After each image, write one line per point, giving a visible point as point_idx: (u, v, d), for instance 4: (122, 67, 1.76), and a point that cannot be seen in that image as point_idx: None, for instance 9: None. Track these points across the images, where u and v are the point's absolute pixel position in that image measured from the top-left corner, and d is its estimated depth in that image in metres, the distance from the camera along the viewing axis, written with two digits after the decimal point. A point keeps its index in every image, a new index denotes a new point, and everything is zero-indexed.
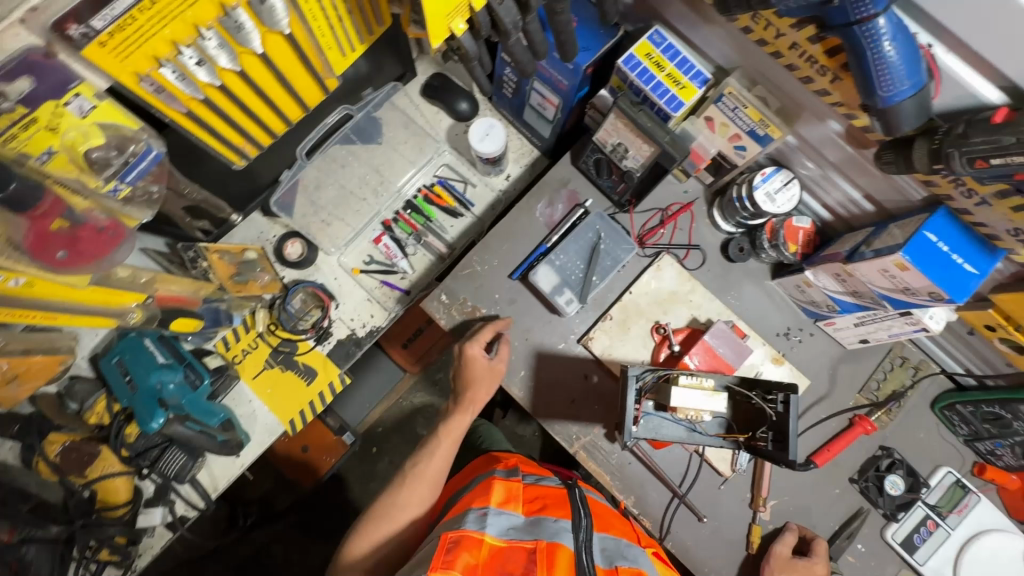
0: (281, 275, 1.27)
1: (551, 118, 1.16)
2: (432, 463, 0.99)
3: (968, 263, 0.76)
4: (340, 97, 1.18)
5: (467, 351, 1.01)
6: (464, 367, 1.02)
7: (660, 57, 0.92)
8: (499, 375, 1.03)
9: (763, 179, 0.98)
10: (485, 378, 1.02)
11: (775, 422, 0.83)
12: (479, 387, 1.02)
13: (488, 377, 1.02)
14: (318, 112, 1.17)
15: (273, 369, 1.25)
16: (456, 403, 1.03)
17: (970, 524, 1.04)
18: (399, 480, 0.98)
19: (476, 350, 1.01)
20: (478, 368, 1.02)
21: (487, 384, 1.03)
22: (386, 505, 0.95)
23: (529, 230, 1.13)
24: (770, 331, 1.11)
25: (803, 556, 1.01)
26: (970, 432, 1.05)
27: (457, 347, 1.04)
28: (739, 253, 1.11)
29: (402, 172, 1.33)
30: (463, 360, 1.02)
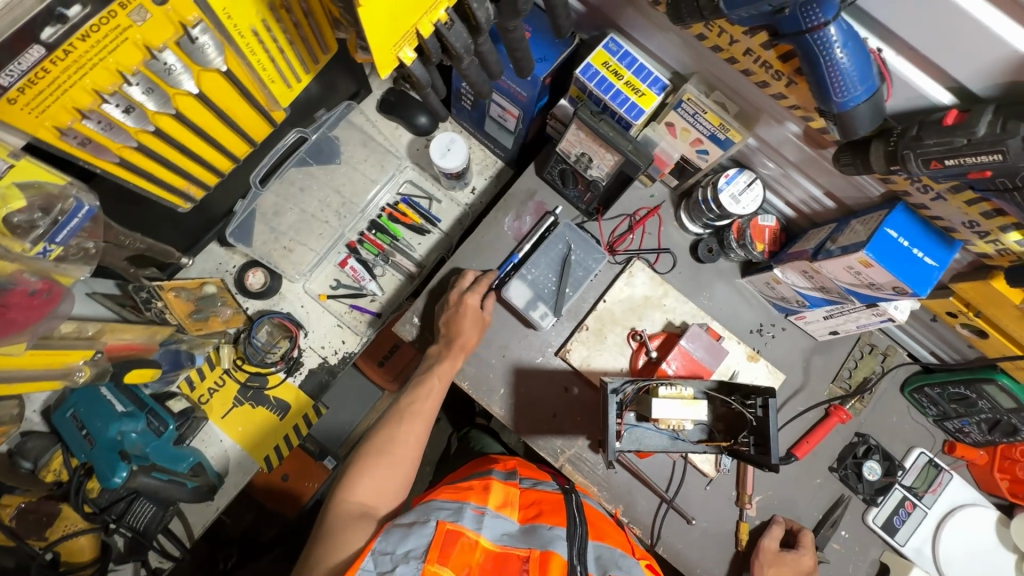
0: (245, 307, 1.22)
1: (512, 129, 1.15)
2: (427, 403, 1.01)
3: (928, 256, 0.77)
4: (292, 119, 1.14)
5: (466, 300, 1.03)
6: (458, 315, 1.03)
7: (618, 66, 0.91)
8: (487, 323, 1.05)
9: (727, 181, 0.99)
10: (475, 326, 1.03)
11: (756, 426, 0.83)
12: (468, 331, 1.03)
13: (477, 322, 1.04)
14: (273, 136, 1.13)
15: (243, 407, 1.20)
16: (447, 347, 1.03)
17: (945, 501, 1.08)
18: (397, 417, 0.99)
19: (474, 300, 1.03)
20: (473, 315, 1.03)
21: (477, 330, 1.04)
22: (386, 440, 0.96)
23: (498, 244, 1.12)
24: (743, 329, 1.12)
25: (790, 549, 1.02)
26: (939, 412, 1.08)
27: (454, 294, 1.05)
28: (709, 254, 1.11)
29: (363, 192, 1.30)
30: (458, 309, 1.03)
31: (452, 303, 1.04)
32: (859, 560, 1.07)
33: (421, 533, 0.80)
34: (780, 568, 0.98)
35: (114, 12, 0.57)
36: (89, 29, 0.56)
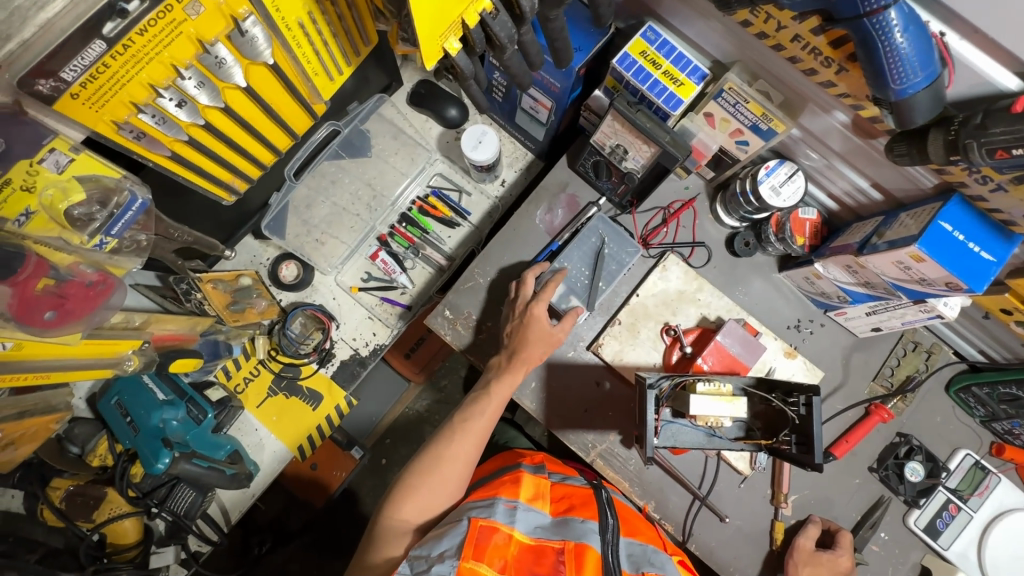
0: (279, 299, 1.24)
1: (544, 121, 1.14)
2: (480, 421, 0.97)
3: (984, 251, 0.74)
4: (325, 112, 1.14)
5: (533, 310, 0.99)
6: (525, 328, 0.99)
7: (656, 55, 0.90)
8: (555, 344, 1.00)
9: (768, 173, 0.96)
10: (541, 342, 0.99)
11: (798, 424, 0.81)
12: (537, 347, 0.98)
13: (546, 341, 0.99)
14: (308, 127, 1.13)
15: (277, 397, 1.23)
16: (508, 359, 0.99)
17: (991, 505, 1.04)
18: (448, 433, 0.96)
19: (539, 309, 0.99)
20: (540, 329, 0.98)
21: (543, 347, 0.99)
22: (436, 458, 0.93)
23: (530, 237, 1.11)
24: (780, 325, 1.09)
25: (827, 549, 1.00)
26: (987, 413, 1.04)
27: (522, 302, 1.01)
28: (745, 248, 1.09)
29: (394, 185, 1.31)
30: (524, 319, 0.99)
31: (517, 313, 1.00)
32: (899, 562, 1.04)
33: (455, 533, 0.81)
34: (818, 569, 0.96)
35: (169, 6, 0.58)
36: (147, 23, 0.57)
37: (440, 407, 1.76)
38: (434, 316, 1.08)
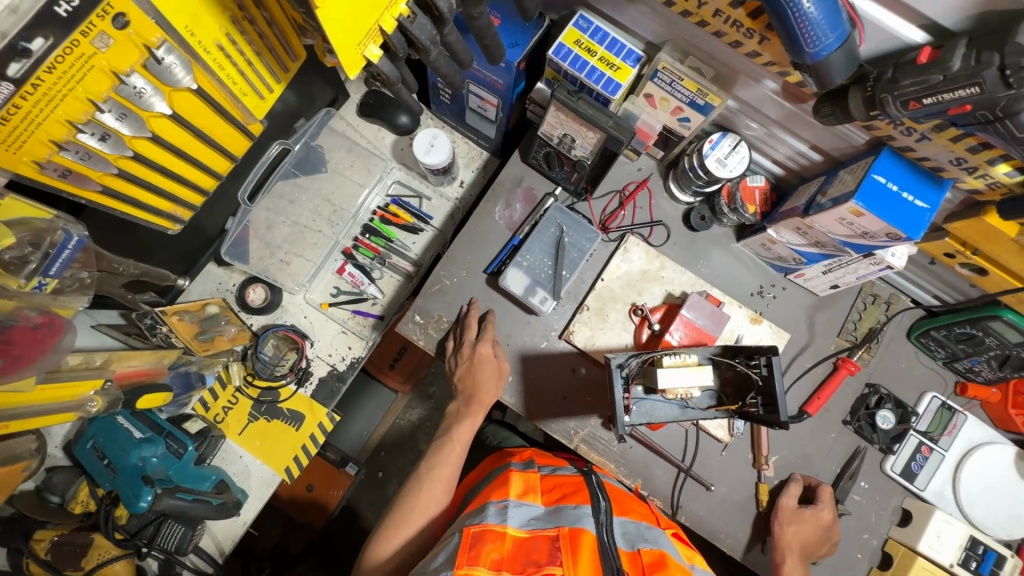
0: (250, 324, 1.24)
1: (493, 118, 1.15)
2: (447, 467, 0.97)
3: (918, 199, 0.77)
4: (273, 129, 1.13)
5: (478, 350, 1.04)
6: (471, 368, 1.03)
7: (590, 42, 0.91)
8: (505, 376, 1.05)
9: (712, 146, 0.98)
10: (491, 380, 1.03)
11: (762, 386, 0.84)
12: (487, 386, 1.03)
13: (496, 376, 1.04)
14: (256, 149, 1.15)
15: (259, 422, 1.22)
16: (466, 404, 1.03)
17: (960, 442, 1.07)
18: (417, 479, 0.95)
19: (485, 348, 1.04)
20: (487, 367, 1.04)
21: (495, 384, 1.03)
22: (408, 507, 0.92)
23: (492, 234, 1.12)
24: (743, 293, 1.12)
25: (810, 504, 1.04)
26: (947, 354, 1.08)
27: (465, 346, 1.05)
28: (701, 221, 1.11)
29: (353, 198, 1.31)
30: (472, 361, 1.03)
31: (465, 356, 1.04)
32: (881, 509, 1.07)
33: (449, 547, 0.78)
34: (802, 526, 1.00)
35: (77, 41, 0.58)
36: (55, 60, 0.57)
37: (430, 413, 1.77)
38: (405, 322, 1.09)
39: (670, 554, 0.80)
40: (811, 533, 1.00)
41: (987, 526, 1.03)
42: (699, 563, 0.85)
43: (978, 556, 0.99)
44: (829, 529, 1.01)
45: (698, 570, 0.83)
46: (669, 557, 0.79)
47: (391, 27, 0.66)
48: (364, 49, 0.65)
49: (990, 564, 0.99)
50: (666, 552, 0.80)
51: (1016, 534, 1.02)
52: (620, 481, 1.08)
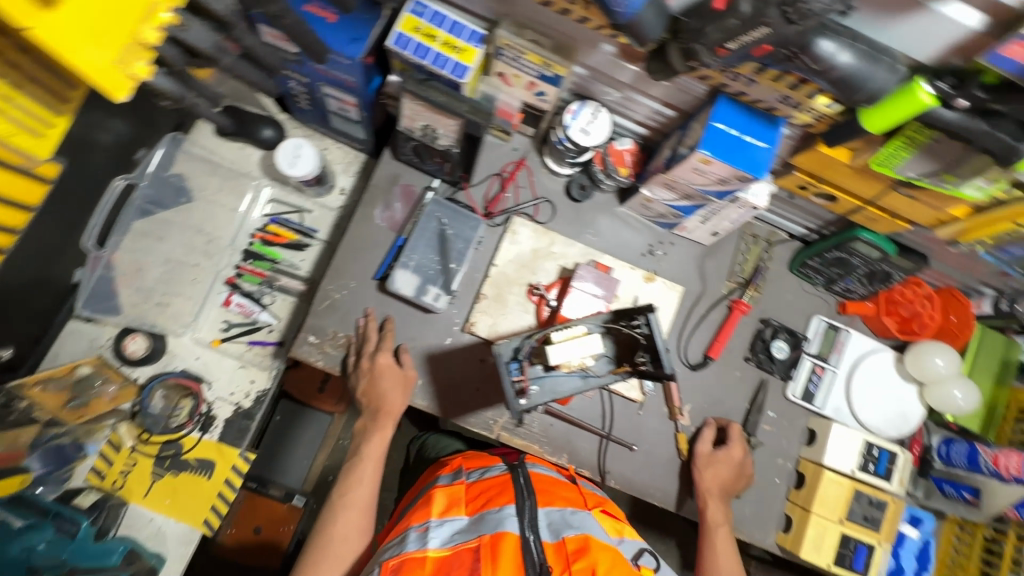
0: (136, 377, 1.14)
1: (357, 119, 1.11)
2: (361, 488, 0.95)
3: (758, 139, 0.80)
4: (105, 162, 1.07)
5: (378, 361, 1.01)
6: (373, 380, 1.01)
7: (429, 28, 0.88)
8: (412, 384, 1.03)
9: (573, 117, 0.98)
10: (396, 389, 1.01)
11: (647, 344, 0.87)
12: (393, 395, 1.00)
13: (402, 387, 1.02)
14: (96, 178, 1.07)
15: (164, 479, 1.12)
16: (373, 419, 1.01)
17: (848, 358, 1.15)
18: (331, 509, 0.93)
19: (385, 358, 1.01)
20: (389, 376, 1.01)
21: (401, 392, 1.01)
22: (324, 539, 0.91)
23: (375, 239, 1.08)
24: (634, 254, 1.14)
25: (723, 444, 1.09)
26: (825, 278, 1.16)
27: (363, 359, 1.02)
28: (582, 191, 1.12)
29: (229, 224, 1.22)
30: (373, 372, 1.00)
31: (364, 369, 1.01)
32: (790, 433, 1.14)
33: None
34: (717, 467, 1.05)
35: None
36: None
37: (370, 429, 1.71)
38: (300, 345, 1.04)
39: (594, 537, 0.81)
40: (727, 473, 1.05)
41: (879, 428, 1.12)
42: (627, 534, 0.88)
43: (874, 458, 1.06)
44: (743, 467, 1.07)
45: (625, 542, 0.86)
46: (592, 540, 0.80)
47: (152, 45, 0.68)
48: (127, 65, 0.66)
49: (886, 463, 1.06)
50: (589, 536, 0.81)
51: (904, 431, 1.12)
52: (553, 461, 1.08)
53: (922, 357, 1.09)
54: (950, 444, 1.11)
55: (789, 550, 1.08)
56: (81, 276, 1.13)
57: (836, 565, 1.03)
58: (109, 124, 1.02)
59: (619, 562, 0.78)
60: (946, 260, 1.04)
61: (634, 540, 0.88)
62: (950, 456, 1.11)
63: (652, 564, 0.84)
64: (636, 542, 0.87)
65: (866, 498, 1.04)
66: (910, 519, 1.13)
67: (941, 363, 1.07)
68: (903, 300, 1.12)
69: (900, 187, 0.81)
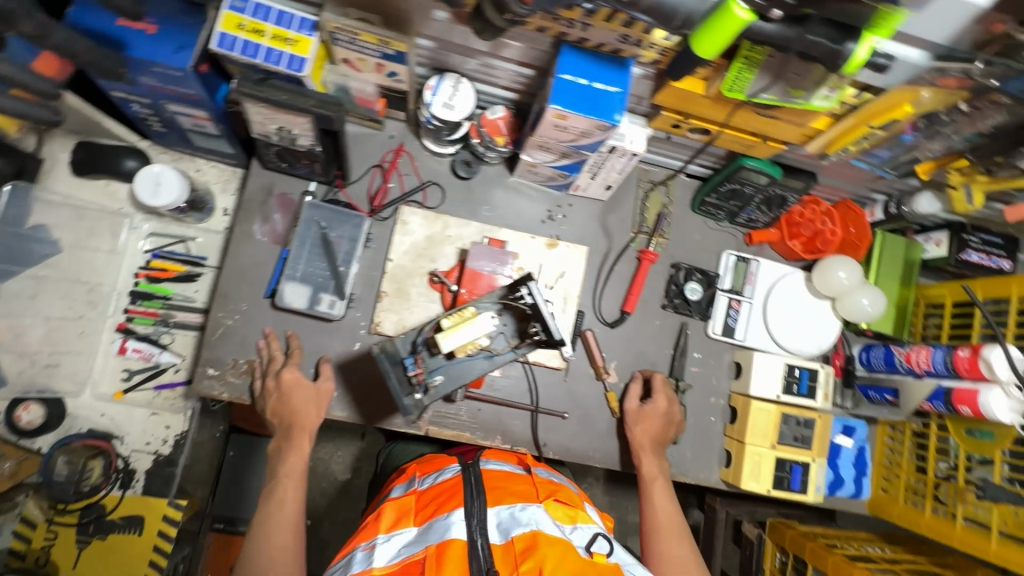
0: (39, 447, 1.08)
1: (217, 133, 1.05)
2: (286, 508, 0.83)
3: (608, 85, 0.78)
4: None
5: (284, 376, 0.95)
6: (283, 397, 0.95)
7: (254, 23, 0.82)
8: (326, 396, 0.97)
9: (433, 93, 0.94)
10: (310, 402, 0.95)
11: (535, 314, 0.84)
12: (308, 409, 0.95)
13: (317, 400, 0.96)
14: None
15: (92, 545, 1.07)
16: (286, 437, 0.92)
17: (761, 286, 1.16)
18: (251, 537, 0.80)
19: (292, 372, 0.96)
20: (300, 391, 0.95)
21: (315, 405, 0.96)
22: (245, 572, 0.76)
23: (260, 255, 1.03)
24: (534, 222, 1.12)
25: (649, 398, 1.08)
26: (727, 213, 1.16)
27: (270, 377, 0.96)
28: (467, 168, 1.09)
29: (109, 269, 1.13)
30: (281, 391, 0.95)
31: (271, 389, 0.95)
32: (718, 370, 1.15)
33: None
34: (644, 420, 1.05)
35: None
36: None
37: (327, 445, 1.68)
38: (200, 380, 0.98)
39: (545, 530, 0.71)
40: (655, 425, 1.04)
41: (800, 349, 1.14)
42: (582, 519, 0.78)
43: (796, 379, 1.08)
44: (669, 417, 1.06)
45: (578, 530, 0.76)
46: (541, 534, 0.70)
47: None
48: None
49: (806, 381, 1.09)
50: (539, 530, 0.71)
51: (822, 346, 1.14)
52: (511, 452, 1.00)
53: (827, 273, 1.10)
54: (869, 350, 1.14)
55: (733, 484, 1.10)
56: None
57: (775, 490, 1.05)
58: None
59: (570, 554, 0.68)
60: (834, 174, 1.05)
61: (589, 524, 0.78)
62: (870, 362, 1.14)
63: (606, 548, 0.74)
64: (592, 526, 0.78)
65: (794, 420, 1.07)
66: (844, 430, 1.17)
67: (844, 276, 1.08)
68: (804, 221, 1.12)
69: (760, 109, 0.80)
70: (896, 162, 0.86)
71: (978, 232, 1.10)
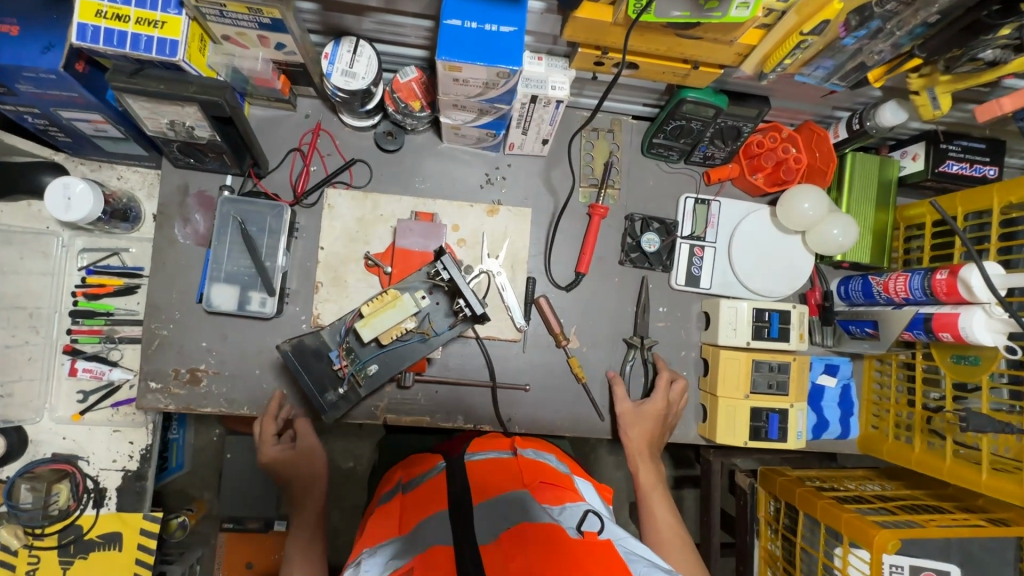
0: (6, 475, 1.07)
1: (123, 136, 0.99)
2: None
3: (503, 26, 0.70)
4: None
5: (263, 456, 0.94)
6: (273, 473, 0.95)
7: (114, 7, 0.74)
8: (313, 452, 0.98)
9: (331, 61, 0.86)
10: (299, 465, 0.97)
11: (458, 288, 0.80)
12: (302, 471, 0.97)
13: (305, 461, 0.98)
14: None
15: (75, 564, 1.09)
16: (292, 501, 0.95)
17: (724, 228, 1.08)
18: None
19: (272, 448, 0.95)
20: (283, 460, 0.95)
21: (309, 465, 0.97)
22: None
23: (186, 259, 0.98)
24: (472, 189, 1.04)
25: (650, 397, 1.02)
26: (679, 153, 1.07)
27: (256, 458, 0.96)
28: (392, 140, 1.01)
29: (46, 292, 1.10)
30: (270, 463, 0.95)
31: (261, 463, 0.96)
32: (686, 322, 1.08)
33: None
34: (640, 421, 0.99)
35: None
36: None
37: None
38: (143, 395, 0.96)
39: (532, 519, 0.64)
40: (653, 424, 0.99)
41: (770, 291, 1.07)
42: (570, 499, 0.72)
43: (765, 323, 1.01)
44: (668, 414, 1.00)
45: (568, 509, 0.69)
46: (529, 525, 0.63)
47: None
48: None
49: (779, 323, 1.02)
50: (527, 522, 0.64)
51: (796, 285, 1.07)
52: (505, 436, 0.95)
53: (791, 206, 1.00)
54: (847, 283, 1.06)
55: (710, 439, 1.05)
56: None
57: (752, 441, 1.00)
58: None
59: (561, 535, 0.61)
60: (788, 95, 0.95)
61: (577, 503, 0.71)
62: (849, 295, 1.06)
63: (597, 525, 0.66)
64: (580, 504, 0.71)
65: (766, 366, 1.01)
66: (827, 369, 1.11)
67: (809, 207, 0.99)
68: (765, 151, 1.03)
69: (678, 31, 0.71)
70: (843, 72, 0.76)
71: (957, 140, 0.99)
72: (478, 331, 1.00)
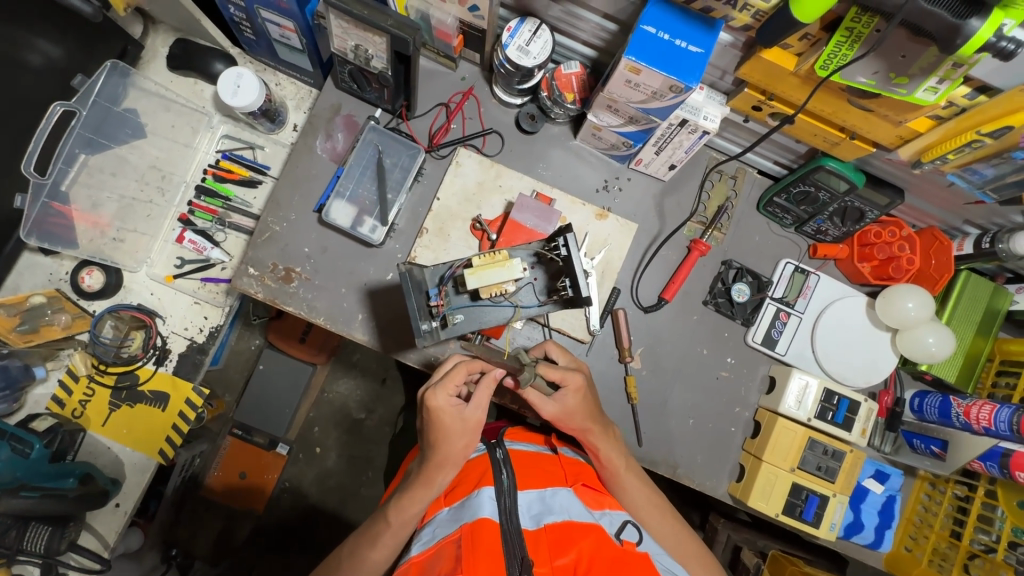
0: (93, 309, 1.15)
1: (300, 48, 1.08)
2: None
3: (692, 45, 0.75)
4: (40, 85, 1.04)
5: (430, 401, 0.77)
6: (434, 424, 0.77)
7: None
8: None
9: (511, 35, 0.92)
10: None
11: (566, 267, 0.84)
12: (456, 440, 0.77)
13: None
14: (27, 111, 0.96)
15: (121, 409, 1.14)
16: None
17: (817, 302, 1.08)
18: None
19: None
20: (450, 420, 0.77)
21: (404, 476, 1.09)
22: None
23: (315, 170, 1.06)
24: (588, 190, 1.08)
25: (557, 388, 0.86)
26: (794, 219, 1.07)
27: (422, 393, 0.79)
28: (531, 122, 1.06)
29: (181, 161, 1.19)
30: None
31: None
32: (749, 380, 1.08)
33: None
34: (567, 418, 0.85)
35: None
36: None
37: (357, 380, 1.77)
38: (239, 277, 1.02)
39: (577, 520, 0.70)
40: (581, 410, 0.85)
41: (844, 377, 1.05)
42: (609, 506, 0.76)
43: (832, 406, 1.01)
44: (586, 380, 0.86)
45: (607, 516, 0.74)
46: (574, 524, 0.69)
47: None
48: None
49: (845, 411, 1.02)
50: (571, 520, 0.70)
51: (874, 381, 1.05)
52: (535, 432, 0.96)
53: (893, 301, 0.99)
54: (924, 397, 1.04)
55: (739, 500, 1.03)
56: (22, 205, 1.04)
57: (783, 515, 0.99)
58: (37, 44, 1.01)
59: (603, 543, 0.66)
60: (923, 194, 0.97)
61: (616, 511, 0.76)
62: (922, 409, 1.04)
63: (635, 537, 0.72)
64: (619, 513, 0.76)
65: (821, 447, 1.01)
66: (875, 475, 1.06)
67: (911, 307, 0.97)
68: (880, 242, 1.03)
69: (854, 97, 0.74)
70: (1000, 183, 0.78)
71: None
72: (548, 319, 1.01)
